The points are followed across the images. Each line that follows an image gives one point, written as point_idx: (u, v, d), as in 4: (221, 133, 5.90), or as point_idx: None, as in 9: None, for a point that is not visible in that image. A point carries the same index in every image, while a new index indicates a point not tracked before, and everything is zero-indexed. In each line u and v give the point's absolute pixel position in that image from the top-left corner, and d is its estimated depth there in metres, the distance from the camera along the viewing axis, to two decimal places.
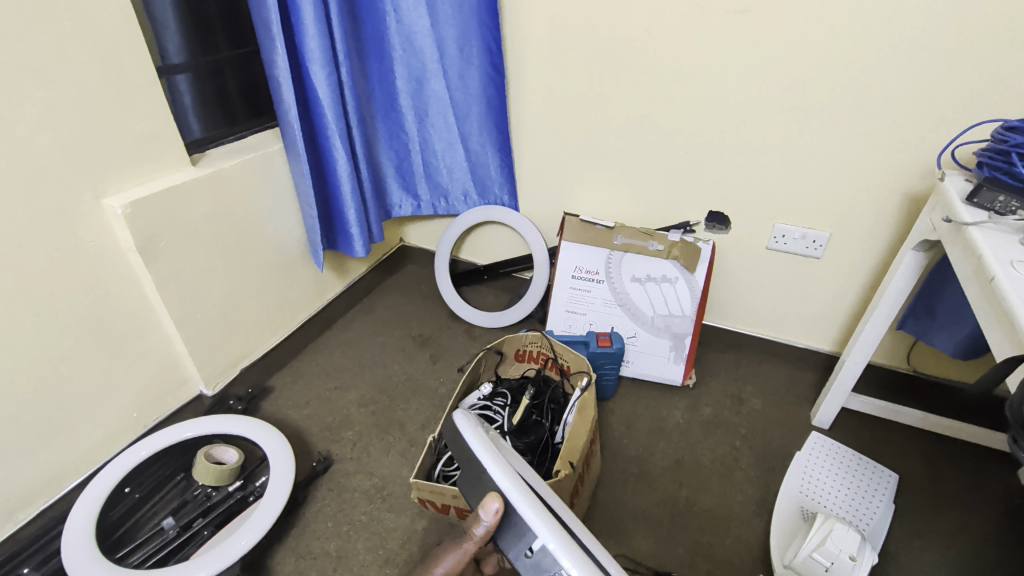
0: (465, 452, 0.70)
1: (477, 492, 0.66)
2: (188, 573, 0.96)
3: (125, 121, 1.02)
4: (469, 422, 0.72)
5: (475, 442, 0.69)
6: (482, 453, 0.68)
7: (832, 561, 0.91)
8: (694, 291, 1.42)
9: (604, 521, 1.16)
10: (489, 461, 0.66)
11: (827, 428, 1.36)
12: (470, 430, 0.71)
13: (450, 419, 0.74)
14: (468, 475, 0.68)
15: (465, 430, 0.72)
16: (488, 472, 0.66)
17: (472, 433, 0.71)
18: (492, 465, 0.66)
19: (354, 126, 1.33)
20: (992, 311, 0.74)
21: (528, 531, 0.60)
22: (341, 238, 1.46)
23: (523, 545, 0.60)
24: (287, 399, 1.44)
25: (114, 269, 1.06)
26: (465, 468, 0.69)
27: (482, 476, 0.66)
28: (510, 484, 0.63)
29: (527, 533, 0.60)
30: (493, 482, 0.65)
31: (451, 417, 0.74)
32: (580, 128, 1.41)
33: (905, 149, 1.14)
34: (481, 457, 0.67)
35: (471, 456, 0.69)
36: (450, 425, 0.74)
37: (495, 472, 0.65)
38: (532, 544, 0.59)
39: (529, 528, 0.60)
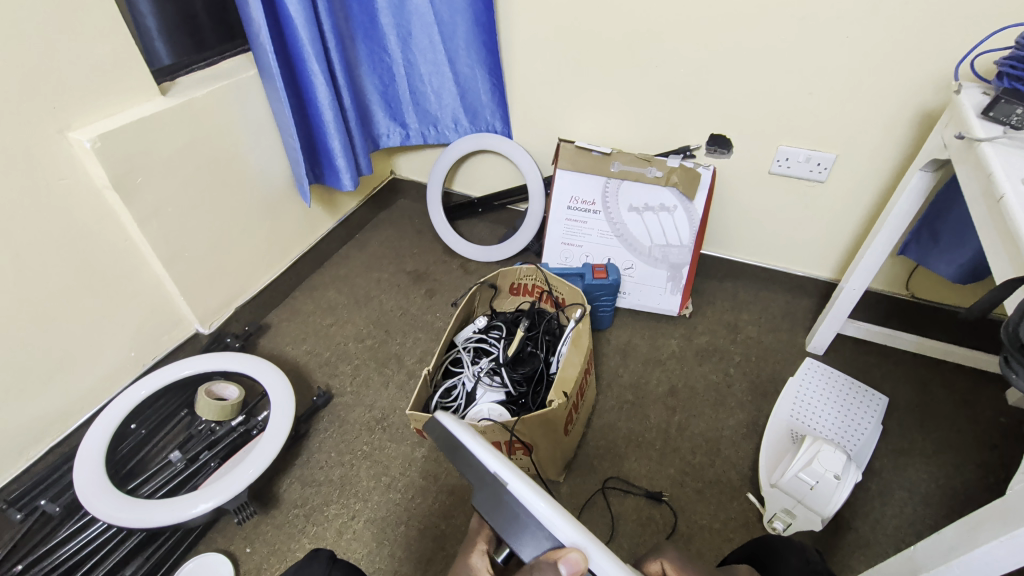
0: (484, 473, 0.56)
1: (499, 515, 0.53)
2: (197, 502, 0.99)
3: (82, 47, 0.94)
4: (479, 438, 0.58)
5: (499, 465, 0.55)
6: (514, 483, 0.54)
7: (818, 481, 0.93)
8: (693, 219, 1.39)
9: (598, 446, 1.20)
10: (527, 493, 0.53)
11: (821, 353, 1.37)
12: (489, 447, 0.57)
13: (443, 424, 0.61)
14: (484, 492, 0.55)
15: (478, 448, 0.57)
16: (514, 490, 0.53)
17: (490, 451, 0.57)
18: (535, 499, 0.53)
19: (332, 48, 1.24)
20: (997, 231, 0.71)
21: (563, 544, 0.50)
22: (328, 171, 1.41)
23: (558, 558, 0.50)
24: (285, 337, 1.45)
25: (92, 208, 1.03)
26: (479, 487, 0.55)
27: (504, 497, 0.53)
28: (545, 503, 0.52)
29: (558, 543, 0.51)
30: (524, 504, 0.53)
31: (447, 430, 0.60)
32: (575, 45, 1.31)
33: (921, 60, 1.06)
34: (516, 488, 0.54)
35: (496, 481, 0.55)
36: (457, 443, 0.59)
37: (536, 507, 0.52)
38: None
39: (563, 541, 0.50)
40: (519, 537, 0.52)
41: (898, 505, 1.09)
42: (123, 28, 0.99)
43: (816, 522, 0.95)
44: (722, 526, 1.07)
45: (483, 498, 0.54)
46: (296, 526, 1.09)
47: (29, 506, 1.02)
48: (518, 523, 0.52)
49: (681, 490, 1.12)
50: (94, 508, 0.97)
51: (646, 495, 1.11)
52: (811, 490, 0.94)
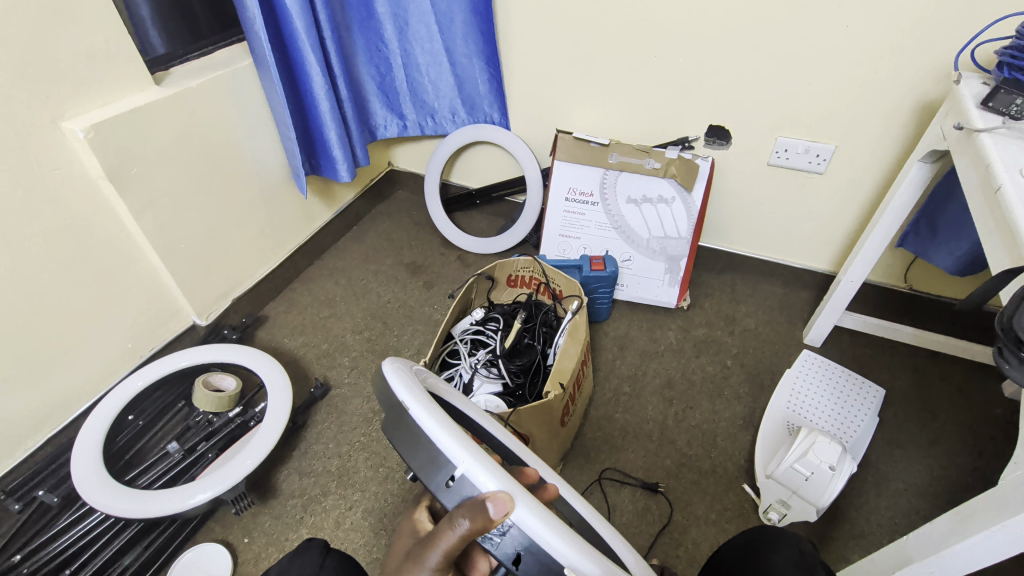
0: (397, 407, 0.48)
1: (399, 438, 0.47)
2: (194, 492, 1.00)
3: (74, 36, 0.93)
4: (396, 372, 0.51)
5: (408, 395, 0.47)
6: (422, 412, 0.46)
7: (813, 471, 0.93)
8: (691, 210, 1.38)
9: (595, 438, 1.20)
10: (437, 426, 0.45)
11: (818, 346, 1.37)
12: (402, 378, 0.49)
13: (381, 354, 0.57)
14: (390, 416, 0.48)
15: (391, 379, 0.50)
16: (413, 412, 0.46)
17: (404, 383, 0.50)
18: (442, 430, 0.44)
19: (328, 38, 1.23)
20: (994, 222, 0.71)
21: (452, 463, 0.43)
22: (324, 162, 1.40)
23: (444, 476, 0.44)
24: (282, 329, 1.45)
25: (86, 199, 1.03)
26: (387, 411, 0.49)
27: (404, 419, 0.47)
28: (441, 424, 0.45)
29: (444, 460, 0.44)
30: (421, 426, 0.45)
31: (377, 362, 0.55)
32: (573, 34, 1.30)
33: (921, 50, 1.05)
34: (422, 420, 0.45)
35: (399, 405, 0.48)
36: (380, 380, 0.51)
37: (445, 440, 0.44)
38: (453, 473, 0.43)
39: (451, 459, 0.43)
40: (413, 458, 0.45)
41: (893, 496, 1.09)
42: (117, 17, 0.99)
43: (811, 513, 0.96)
44: (717, 517, 1.08)
45: (388, 422, 0.48)
46: (294, 517, 1.09)
47: (28, 497, 1.02)
48: (426, 455, 0.45)
49: (677, 481, 1.13)
50: (92, 498, 0.97)
51: (643, 486, 1.11)
52: (806, 481, 0.94)
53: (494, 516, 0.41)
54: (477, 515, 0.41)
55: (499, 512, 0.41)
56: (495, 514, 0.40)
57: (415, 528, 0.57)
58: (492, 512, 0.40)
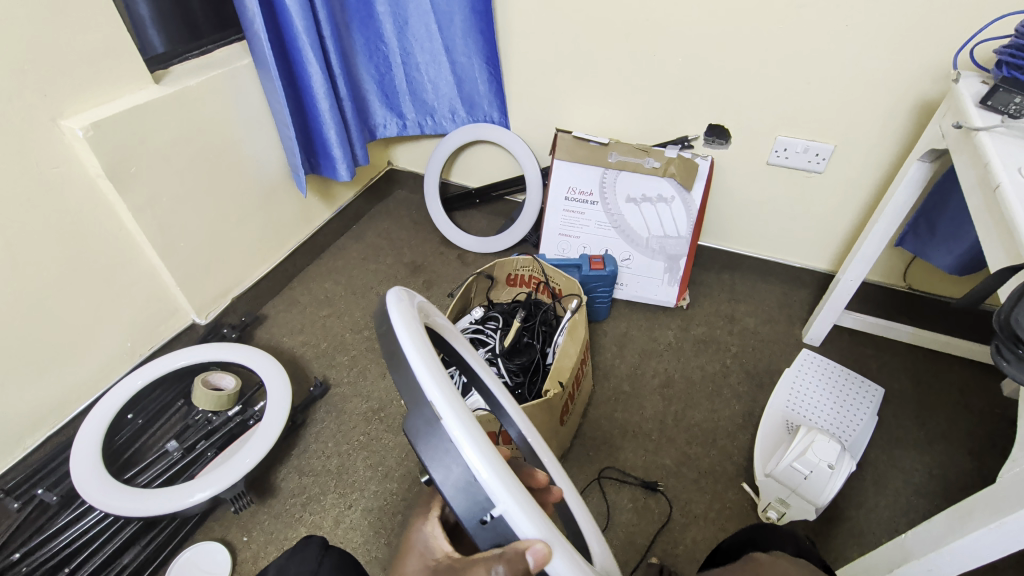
0: (427, 413, 0.43)
1: (428, 451, 0.42)
2: (194, 491, 1.00)
3: (72, 34, 0.93)
4: (431, 368, 0.44)
5: (448, 409, 0.42)
6: (464, 434, 0.41)
7: (812, 470, 0.93)
8: (690, 209, 1.38)
9: (595, 437, 1.20)
10: (479, 454, 0.41)
11: (818, 345, 1.37)
12: (439, 381, 0.43)
13: (390, 314, 0.49)
14: (420, 419, 0.43)
15: (424, 377, 0.44)
16: (449, 428, 0.42)
17: (442, 385, 0.44)
18: (485, 462, 0.41)
19: (328, 37, 1.23)
20: (993, 220, 0.71)
21: (491, 500, 0.41)
22: (324, 161, 1.40)
23: (480, 511, 0.41)
24: (281, 327, 1.45)
25: (85, 198, 1.03)
26: (414, 410, 0.44)
27: (439, 432, 0.42)
28: (482, 452, 0.41)
29: (482, 495, 0.41)
30: (459, 448, 0.41)
31: (393, 334, 0.47)
32: (572, 33, 1.30)
33: (919, 49, 1.05)
34: (464, 447, 0.41)
35: (431, 412, 0.43)
36: (406, 370, 0.45)
37: (487, 476, 0.40)
38: (491, 511, 0.41)
39: (491, 496, 0.40)
40: (445, 479, 0.42)
41: (892, 495, 1.09)
42: (115, 15, 0.99)
43: (810, 511, 0.96)
44: (716, 515, 1.08)
45: (416, 426, 0.43)
46: (294, 516, 1.09)
47: (27, 495, 1.02)
48: (461, 484, 0.41)
49: (676, 480, 1.13)
50: (91, 497, 0.97)
51: (642, 485, 1.11)
52: (805, 480, 0.94)
53: (531, 567, 0.39)
54: (514, 565, 0.39)
55: (537, 565, 0.39)
56: (533, 566, 0.39)
57: (430, 542, 0.54)
58: (532, 565, 0.39)
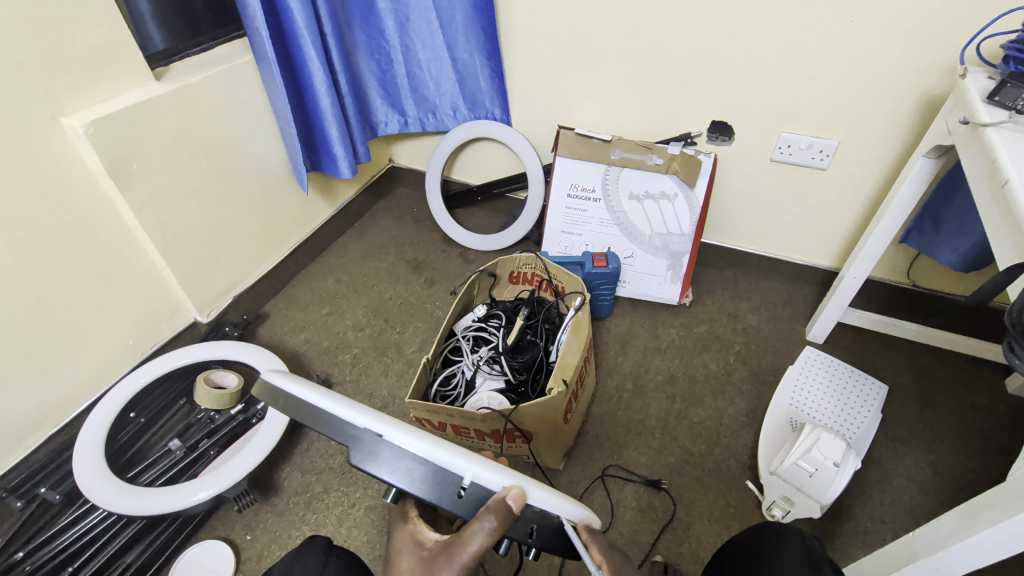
0: (369, 438, 0.51)
1: (384, 468, 0.50)
2: (197, 490, 0.99)
3: (73, 30, 0.92)
4: (351, 406, 0.53)
5: (386, 426, 0.51)
6: (410, 438, 0.51)
7: (817, 468, 0.93)
8: (693, 207, 1.38)
9: (598, 435, 1.20)
10: (427, 446, 0.51)
11: (821, 342, 1.37)
12: (365, 411, 0.52)
13: (282, 395, 0.56)
14: (362, 448, 0.51)
15: (350, 415, 0.52)
16: (393, 439, 0.51)
17: (369, 415, 0.53)
18: (440, 450, 0.51)
19: (329, 34, 1.23)
20: (1001, 216, 0.71)
21: (457, 475, 0.51)
22: (325, 158, 1.40)
23: (454, 488, 0.51)
24: (283, 325, 1.45)
25: (86, 196, 1.02)
26: (353, 443, 0.51)
27: (385, 447, 0.51)
28: (427, 443, 0.51)
29: (448, 474, 0.51)
30: (409, 449, 0.51)
31: (302, 401, 0.55)
32: (575, 30, 1.29)
33: (925, 45, 1.05)
34: (418, 446, 0.50)
35: (370, 435, 0.51)
36: (330, 420, 0.53)
37: (445, 457, 0.51)
38: (463, 483, 0.51)
39: (455, 471, 0.51)
40: (411, 479, 0.50)
41: (896, 493, 1.09)
42: (116, 11, 0.98)
43: (815, 509, 0.95)
44: (720, 513, 1.07)
45: (362, 454, 0.51)
46: (297, 515, 1.09)
47: (29, 494, 1.02)
48: (430, 477, 0.50)
49: (680, 478, 1.12)
50: (94, 496, 0.97)
51: (645, 483, 1.11)
52: (810, 478, 0.94)
53: (517, 505, 0.49)
54: (503, 515, 0.48)
55: (520, 502, 0.49)
56: (518, 506, 0.49)
57: (417, 538, 0.58)
58: (516, 504, 0.49)
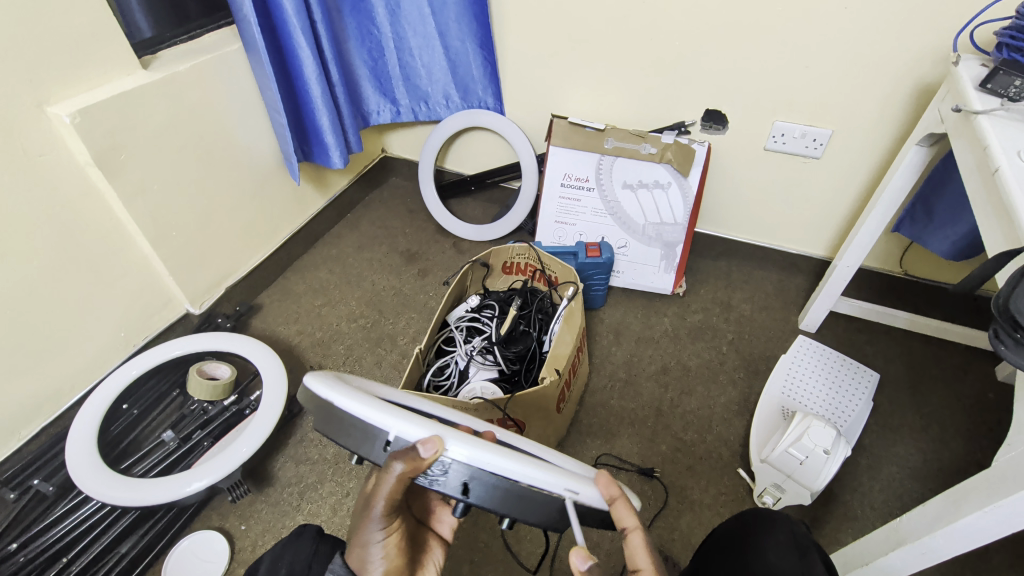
0: (318, 400, 0.55)
1: (331, 426, 0.54)
2: (189, 480, 0.99)
3: (58, 17, 0.91)
4: (318, 374, 0.57)
5: (329, 388, 0.54)
6: (344, 397, 0.53)
7: (807, 456, 0.94)
8: (686, 196, 1.38)
9: (592, 424, 1.20)
10: (360, 404, 0.53)
11: (814, 331, 1.38)
12: (319, 376, 0.56)
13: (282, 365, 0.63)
14: (317, 410, 0.55)
15: (310, 381, 0.56)
16: (334, 401, 0.53)
17: (323, 378, 0.56)
18: (369, 407, 0.52)
19: (319, 21, 1.21)
20: (990, 204, 0.71)
21: (385, 431, 0.52)
22: (317, 148, 1.39)
23: (382, 441, 0.52)
24: (276, 317, 1.44)
25: (74, 186, 1.01)
26: (312, 408, 0.56)
27: (331, 408, 0.54)
28: (361, 403, 0.53)
29: (377, 430, 0.52)
30: (348, 410, 0.53)
31: (285, 370, 0.60)
32: (569, 16, 1.28)
33: (919, 32, 1.04)
34: (353, 406, 0.53)
35: (322, 399, 0.55)
36: (295, 384, 0.58)
37: (373, 415, 0.52)
38: (388, 438, 0.52)
39: (382, 427, 0.52)
40: (352, 437, 0.53)
41: (886, 480, 1.10)
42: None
43: (805, 496, 0.96)
44: (713, 501, 1.08)
45: (318, 416, 0.55)
46: (292, 504, 1.09)
47: (23, 486, 1.02)
48: (360, 431, 0.53)
49: (672, 466, 1.13)
50: (88, 487, 0.97)
51: (639, 471, 1.12)
52: (800, 465, 0.95)
53: (430, 457, 0.51)
54: (409, 458, 0.50)
55: (430, 451, 0.50)
56: (428, 453, 0.50)
57: None
58: (424, 452, 0.50)
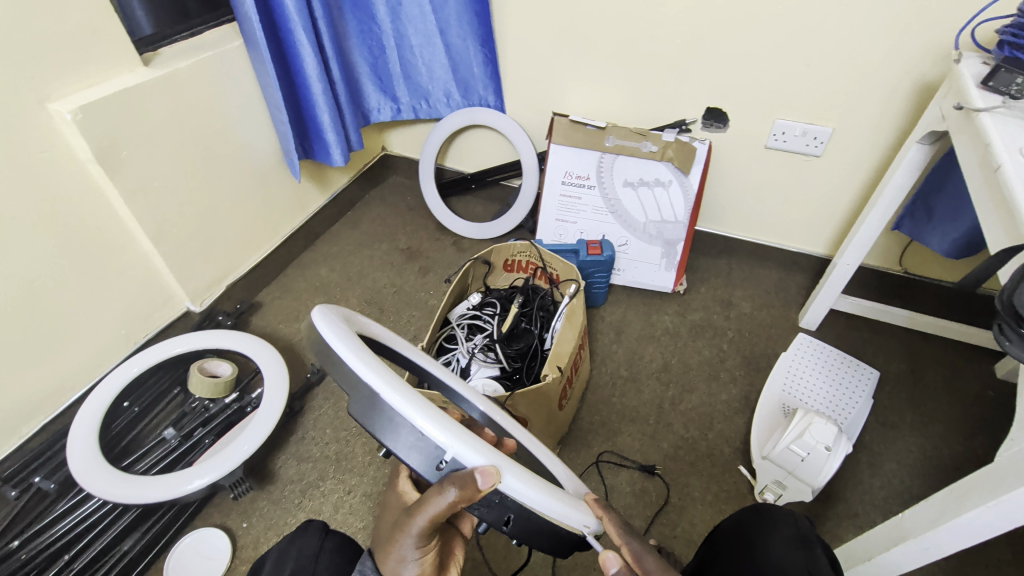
0: (365, 390, 0.46)
1: (376, 423, 0.46)
2: (192, 478, 0.99)
3: (60, 14, 0.91)
4: (366, 359, 0.47)
5: (383, 385, 0.45)
6: (399, 399, 0.44)
7: (809, 452, 0.95)
8: (687, 194, 1.38)
9: (593, 421, 1.20)
10: (417, 412, 0.44)
11: (814, 329, 1.38)
12: (370, 365, 0.46)
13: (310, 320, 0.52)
14: (360, 399, 0.47)
15: (357, 366, 0.47)
16: (387, 400, 0.45)
17: (374, 368, 0.46)
18: (430, 419, 0.44)
19: (320, 18, 1.21)
20: (992, 201, 0.71)
21: (440, 446, 0.45)
22: (318, 146, 1.39)
23: (434, 458, 0.45)
24: (277, 315, 1.44)
25: (74, 183, 1.01)
26: (355, 395, 0.47)
27: (380, 405, 0.45)
28: (421, 411, 0.44)
29: (431, 443, 0.45)
30: (400, 414, 0.45)
31: (318, 335, 0.50)
32: (570, 14, 1.28)
33: (920, 30, 1.04)
34: (414, 415, 0.44)
35: (370, 390, 0.46)
36: (334, 360, 0.48)
37: (430, 427, 0.44)
38: (443, 456, 0.45)
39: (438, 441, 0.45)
40: (399, 443, 0.45)
41: (886, 477, 1.10)
42: None
43: (806, 493, 0.96)
44: (714, 498, 1.09)
45: (359, 405, 0.46)
46: (293, 502, 1.09)
47: (24, 484, 1.02)
48: (413, 441, 0.45)
49: (674, 464, 1.13)
50: (89, 485, 0.97)
51: (640, 469, 1.12)
52: (802, 462, 0.95)
53: (487, 488, 0.44)
54: (466, 485, 0.44)
55: (488, 483, 0.44)
56: (485, 486, 0.44)
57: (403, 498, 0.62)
58: (482, 484, 0.44)
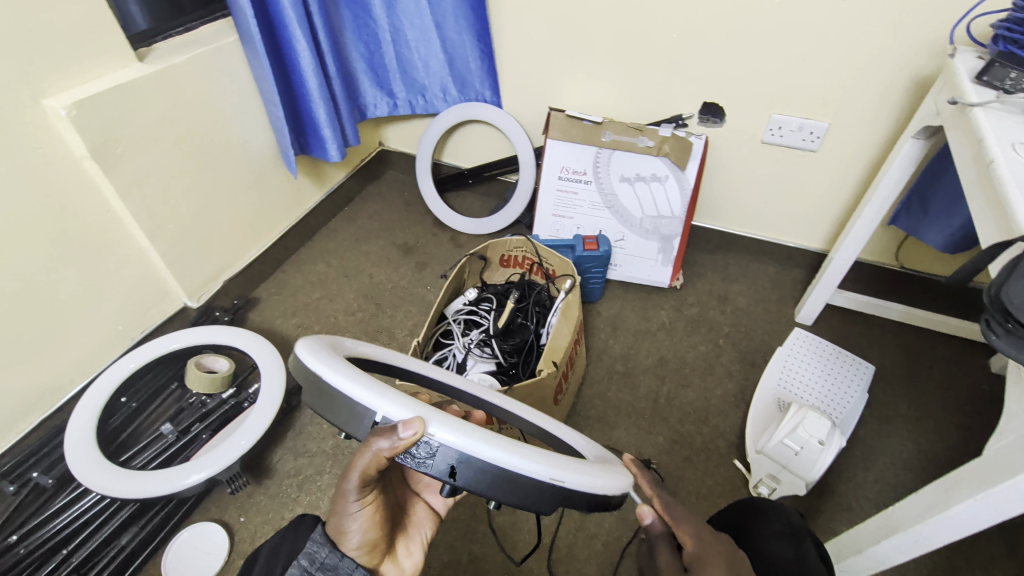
0: (308, 372, 0.51)
1: (320, 401, 0.50)
2: (188, 472, 1.00)
3: (53, 9, 0.91)
4: (310, 344, 0.52)
5: (317, 362, 0.49)
6: (330, 372, 0.48)
7: (802, 446, 0.95)
8: (684, 189, 1.38)
9: (589, 416, 1.21)
10: (346, 380, 0.48)
11: (810, 324, 1.38)
12: (309, 347, 0.51)
13: None
14: (307, 383, 0.51)
15: (299, 352, 0.51)
16: (323, 375, 0.49)
17: (312, 350, 0.51)
18: (357, 385, 0.47)
19: (316, 13, 1.21)
20: (984, 196, 0.71)
21: (371, 410, 0.47)
22: (314, 142, 1.38)
23: (370, 421, 0.48)
24: (274, 310, 1.45)
25: (69, 179, 1.01)
26: (303, 380, 0.51)
27: (319, 382, 0.49)
28: (350, 378, 0.48)
29: (364, 410, 0.47)
30: (335, 386, 0.48)
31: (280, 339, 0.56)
32: (566, 8, 1.28)
33: (916, 24, 1.04)
34: (340, 380, 0.48)
35: (312, 371, 0.50)
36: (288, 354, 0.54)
37: (360, 393, 0.47)
38: (376, 417, 0.47)
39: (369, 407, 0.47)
40: (340, 416, 0.49)
41: (880, 471, 1.11)
42: None
43: (800, 486, 0.97)
44: (708, 492, 1.09)
45: (308, 388, 0.51)
46: (291, 496, 1.10)
47: (22, 479, 1.02)
48: (349, 408, 0.48)
49: (669, 458, 1.14)
50: (87, 480, 0.97)
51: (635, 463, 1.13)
52: (795, 456, 0.96)
53: (413, 440, 0.46)
54: (394, 437, 0.46)
55: (414, 433, 0.45)
56: (411, 435, 0.45)
57: None
58: (406, 434, 0.45)
